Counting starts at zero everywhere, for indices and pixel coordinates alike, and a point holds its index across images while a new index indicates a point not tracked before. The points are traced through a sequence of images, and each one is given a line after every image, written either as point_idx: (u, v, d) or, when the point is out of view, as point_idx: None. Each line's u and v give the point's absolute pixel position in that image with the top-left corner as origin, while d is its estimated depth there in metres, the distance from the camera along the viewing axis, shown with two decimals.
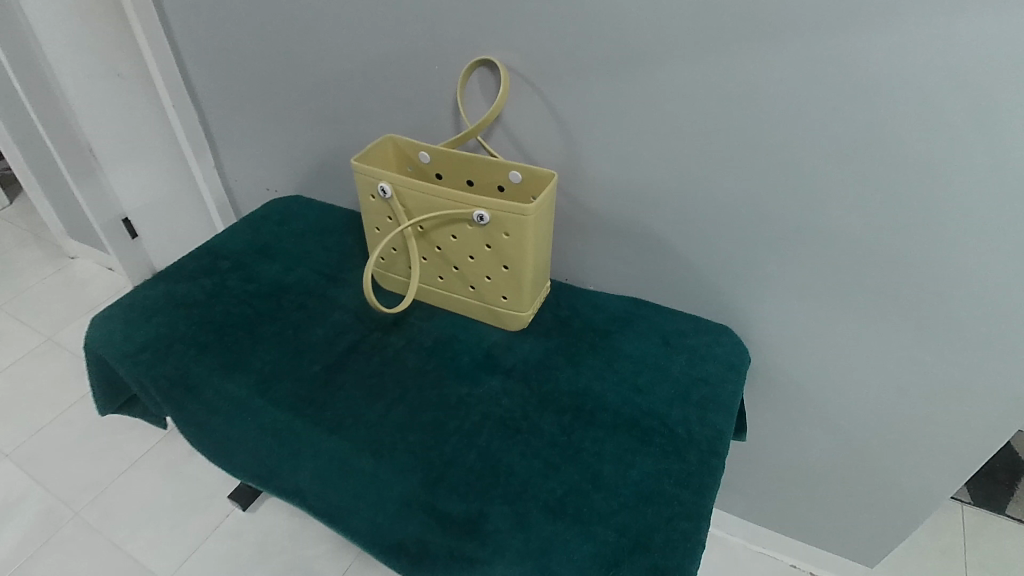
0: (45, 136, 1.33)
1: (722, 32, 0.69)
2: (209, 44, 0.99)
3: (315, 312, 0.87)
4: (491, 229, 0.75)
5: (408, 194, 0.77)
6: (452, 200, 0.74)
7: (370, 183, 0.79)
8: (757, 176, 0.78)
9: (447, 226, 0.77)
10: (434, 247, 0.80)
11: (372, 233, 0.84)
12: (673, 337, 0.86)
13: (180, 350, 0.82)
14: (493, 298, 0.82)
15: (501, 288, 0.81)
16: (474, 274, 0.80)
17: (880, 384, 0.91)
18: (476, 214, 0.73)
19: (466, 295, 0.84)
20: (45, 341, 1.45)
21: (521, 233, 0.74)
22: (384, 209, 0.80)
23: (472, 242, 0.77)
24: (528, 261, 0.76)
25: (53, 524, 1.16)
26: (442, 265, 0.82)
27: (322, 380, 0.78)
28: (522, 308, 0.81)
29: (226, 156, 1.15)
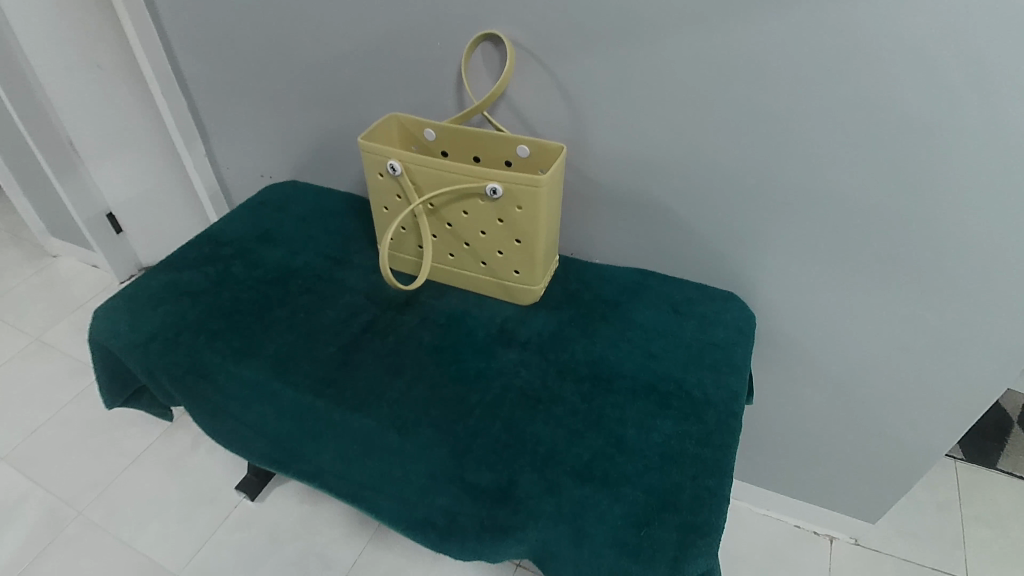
0: (23, 130, 1.29)
1: None
2: (198, 28, 0.97)
3: (325, 295, 0.86)
4: (504, 202, 0.75)
5: (419, 171, 0.77)
6: (465, 175, 0.74)
7: (378, 162, 0.78)
8: (762, 143, 0.79)
9: (459, 202, 0.77)
10: (445, 224, 0.80)
11: (380, 213, 0.83)
12: (682, 305, 0.88)
13: (190, 337, 0.81)
14: (505, 273, 0.82)
15: (514, 262, 0.81)
16: (486, 249, 0.81)
17: (882, 344, 0.94)
18: (489, 188, 0.73)
19: (477, 271, 0.84)
20: (33, 342, 1.42)
21: (535, 206, 0.74)
22: (393, 187, 0.79)
23: (484, 217, 0.77)
24: (541, 234, 0.77)
25: (57, 525, 1.14)
26: (453, 242, 0.82)
27: (339, 361, 0.78)
28: (534, 282, 0.82)
29: (218, 144, 1.13)
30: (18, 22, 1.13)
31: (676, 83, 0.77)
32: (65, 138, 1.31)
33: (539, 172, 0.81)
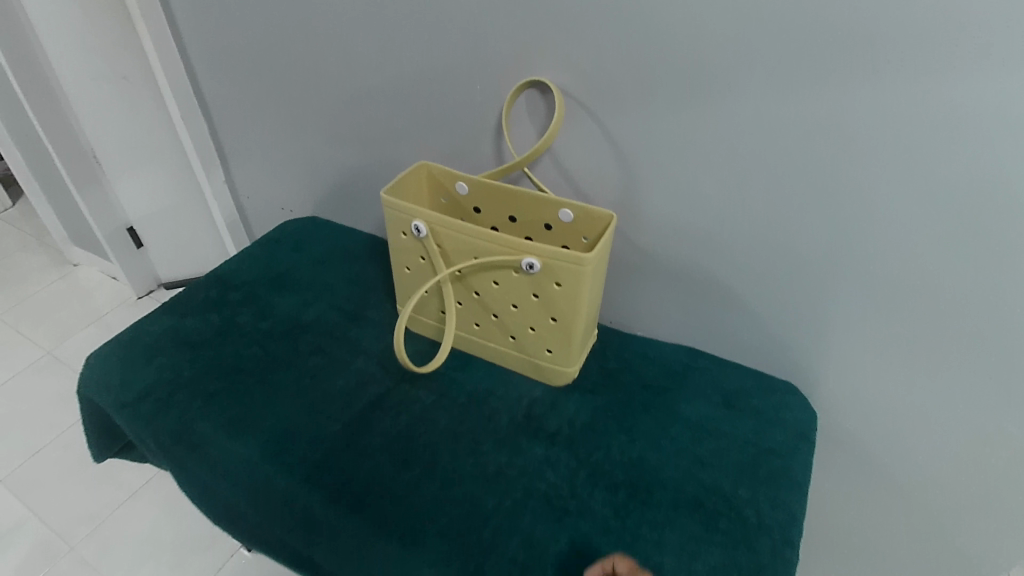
0: (46, 141, 1.24)
1: (815, 63, 0.59)
2: (222, 49, 0.90)
3: (334, 358, 0.77)
4: (541, 278, 0.65)
5: (446, 235, 0.68)
6: (497, 244, 0.65)
7: (402, 220, 0.69)
8: (841, 227, 0.67)
9: (490, 272, 0.68)
10: (472, 293, 0.71)
11: (402, 273, 0.75)
12: (735, 397, 0.77)
13: (183, 399, 0.73)
14: (537, 350, 0.73)
15: (547, 341, 0.71)
16: (517, 324, 0.71)
17: (969, 480, 0.76)
18: (524, 261, 0.64)
19: (505, 344, 0.74)
20: (45, 355, 1.37)
21: (576, 284, 0.64)
22: (417, 249, 0.71)
23: (516, 290, 0.68)
24: (580, 314, 0.67)
25: (47, 560, 1.08)
26: (480, 312, 0.73)
27: (341, 442, 0.69)
28: (568, 363, 0.72)
29: (239, 171, 1.06)
30: (44, 32, 1.08)
31: (749, 150, 0.66)
32: (89, 150, 1.26)
33: (584, 240, 0.71)
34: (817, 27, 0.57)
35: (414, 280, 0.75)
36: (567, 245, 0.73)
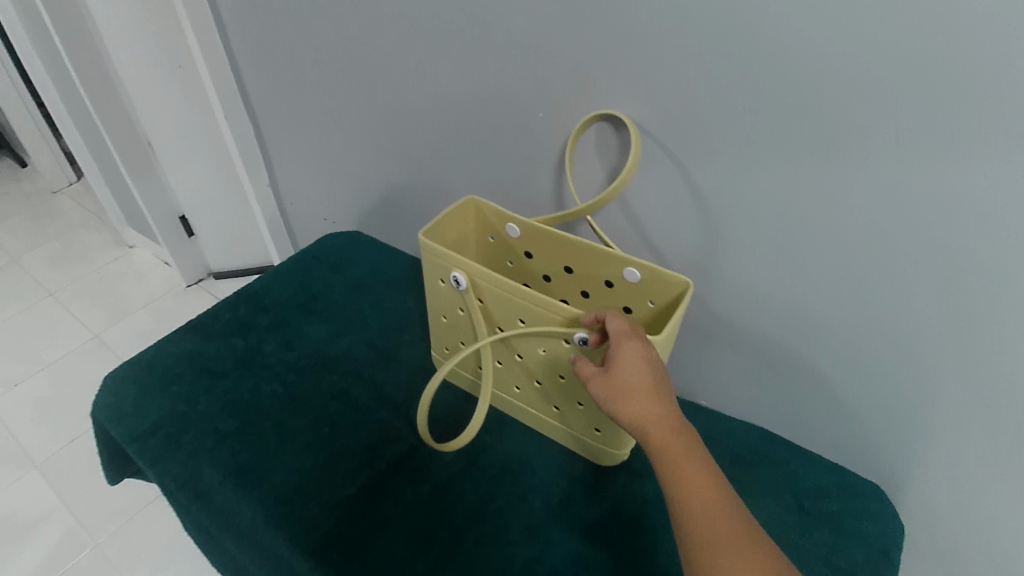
0: (101, 126, 1.22)
1: (949, 128, 0.46)
2: (268, 49, 0.83)
3: (357, 404, 0.70)
4: (594, 353, 0.56)
5: (488, 290, 0.59)
6: (547, 309, 0.56)
7: (440, 268, 0.61)
8: (965, 326, 0.54)
9: (536, 337, 0.59)
10: (514, 355, 0.62)
11: (438, 320, 0.66)
12: (809, 499, 0.66)
13: (194, 438, 0.67)
14: (583, 426, 0.63)
15: (595, 418, 0.62)
16: (562, 395, 0.62)
17: None
18: (576, 335, 0.54)
19: (548, 412, 0.65)
20: (92, 339, 1.37)
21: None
22: (456, 299, 0.62)
23: (565, 361, 0.59)
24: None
25: (71, 553, 1.06)
26: (523, 376, 0.64)
27: (355, 510, 0.61)
28: (619, 446, 0.62)
29: (284, 176, 1.00)
30: (100, 18, 1.05)
31: (857, 223, 0.54)
32: (144, 137, 1.23)
33: (649, 303, 0.61)
34: (975, 86, 0.44)
35: (451, 330, 0.66)
36: (629, 305, 0.63)
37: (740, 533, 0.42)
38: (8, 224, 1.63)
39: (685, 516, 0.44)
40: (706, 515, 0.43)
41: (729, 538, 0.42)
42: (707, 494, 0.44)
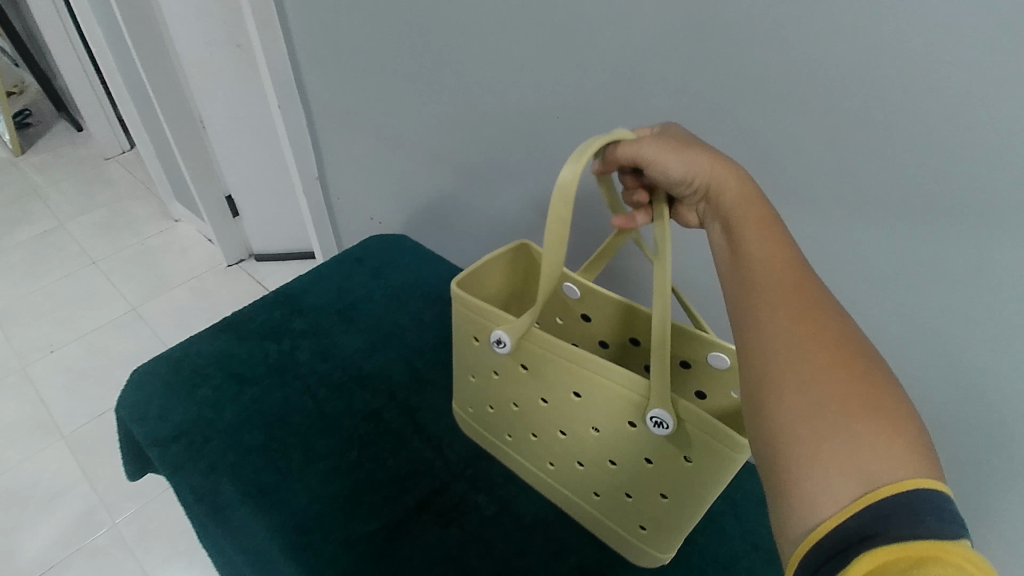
0: (154, 101, 1.20)
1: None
2: (328, 41, 0.79)
3: (388, 430, 0.66)
4: (665, 442, 0.44)
5: (538, 354, 0.47)
6: (610, 381, 0.44)
7: (480, 325, 0.50)
8: None
9: (591, 416, 0.47)
10: (557, 431, 0.51)
11: (467, 378, 0.57)
12: None
13: (216, 450, 0.64)
14: (626, 522, 0.52)
15: (643, 518, 0.51)
16: (608, 484, 0.51)
17: None
18: (650, 415, 0.42)
19: (585, 498, 0.54)
20: (129, 312, 1.36)
21: (712, 466, 0.43)
22: (496, 360, 0.51)
23: (620, 448, 0.47)
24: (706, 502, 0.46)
25: (88, 530, 1.05)
26: (561, 453, 0.53)
27: (375, 551, 0.57)
28: (667, 550, 0.51)
29: (333, 170, 0.96)
30: None
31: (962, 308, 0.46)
32: (197, 115, 1.21)
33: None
34: None
35: (480, 391, 0.57)
36: (704, 391, 0.50)
37: (822, 332, 0.31)
38: (60, 187, 1.65)
39: (749, 310, 0.34)
40: (777, 311, 0.33)
41: (803, 336, 0.31)
42: (782, 290, 0.34)
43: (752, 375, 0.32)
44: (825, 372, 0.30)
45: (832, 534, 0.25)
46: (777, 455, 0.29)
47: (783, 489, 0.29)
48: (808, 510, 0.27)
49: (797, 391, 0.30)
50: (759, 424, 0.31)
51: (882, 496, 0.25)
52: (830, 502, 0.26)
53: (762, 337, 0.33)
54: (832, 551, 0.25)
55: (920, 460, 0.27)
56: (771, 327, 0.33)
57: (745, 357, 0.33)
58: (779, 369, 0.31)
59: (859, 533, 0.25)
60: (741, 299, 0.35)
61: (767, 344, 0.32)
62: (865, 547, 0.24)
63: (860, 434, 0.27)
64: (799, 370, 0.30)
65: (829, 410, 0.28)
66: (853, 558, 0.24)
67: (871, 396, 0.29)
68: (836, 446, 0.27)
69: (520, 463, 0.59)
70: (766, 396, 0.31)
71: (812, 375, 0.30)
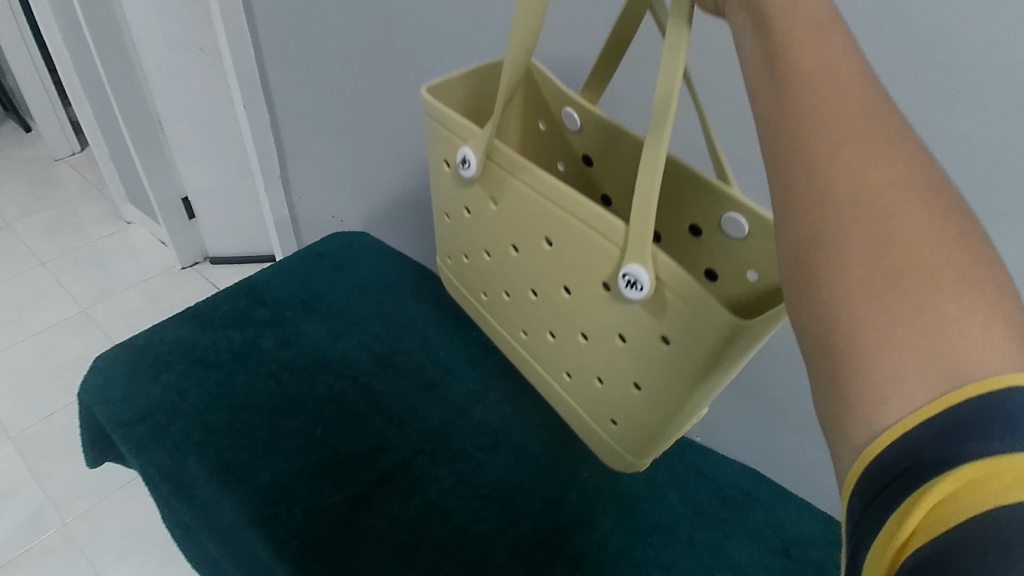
0: (112, 101, 1.21)
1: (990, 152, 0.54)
2: (296, 44, 0.82)
3: (352, 411, 0.69)
4: (643, 314, 0.45)
5: (501, 180, 0.49)
6: (589, 234, 0.44)
7: (449, 144, 0.52)
8: None
9: (563, 272, 0.49)
10: (531, 290, 0.54)
11: (446, 222, 0.59)
12: (795, 546, 0.65)
13: (180, 430, 0.66)
14: (598, 413, 0.55)
15: (612, 409, 0.53)
16: (581, 364, 0.53)
17: None
18: (624, 273, 0.42)
19: (559, 379, 0.57)
20: (79, 313, 1.35)
21: (690, 353, 0.44)
22: (465, 192, 0.53)
23: (596, 319, 0.48)
24: (685, 402, 0.47)
25: (36, 530, 1.04)
26: (536, 320, 0.55)
27: (340, 521, 0.60)
28: (631, 447, 0.54)
29: (296, 170, 0.99)
30: None
31: None
32: (155, 115, 1.22)
33: (749, 280, 0.48)
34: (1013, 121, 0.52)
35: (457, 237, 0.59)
36: (715, 270, 0.50)
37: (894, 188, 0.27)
38: (5, 189, 1.61)
39: (801, 164, 0.29)
40: (838, 164, 0.28)
41: (867, 200, 0.27)
42: (845, 134, 0.29)
43: (796, 241, 0.29)
44: (896, 247, 0.26)
45: (898, 449, 0.24)
46: (831, 349, 0.27)
47: (838, 388, 0.26)
48: (868, 416, 0.25)
49: (858, 275, 0.26)
50: (813, 297, 0.28)
51: (963, 398, 0.23)
52: (899, 408, 0.24)
53: (817, 198, 0.28)
54: (901, 470, 0.23)
55: (1015, 347, 0.23)
56: (830, 186, 0.28)
57: (790, 223, 0.29)
58: (835, 247, 0.27)
59: (937, 449, 0.22)
60: (788, 150, 0.30)
61: (822, 210, 0.28)
62: (945, 468, 0.22)
63: (935, 324, 0.24)
64: (862, 247, 0.26)
65: (899, 297, 0.25)
66: (934, 477, 0.22)
67: (950, 267, 0.25)
68: (905, 342, 0.25)
69: (505, 342, 0.62)
70: (817, 278, 0.28)
71: (881, 253, 0.26)
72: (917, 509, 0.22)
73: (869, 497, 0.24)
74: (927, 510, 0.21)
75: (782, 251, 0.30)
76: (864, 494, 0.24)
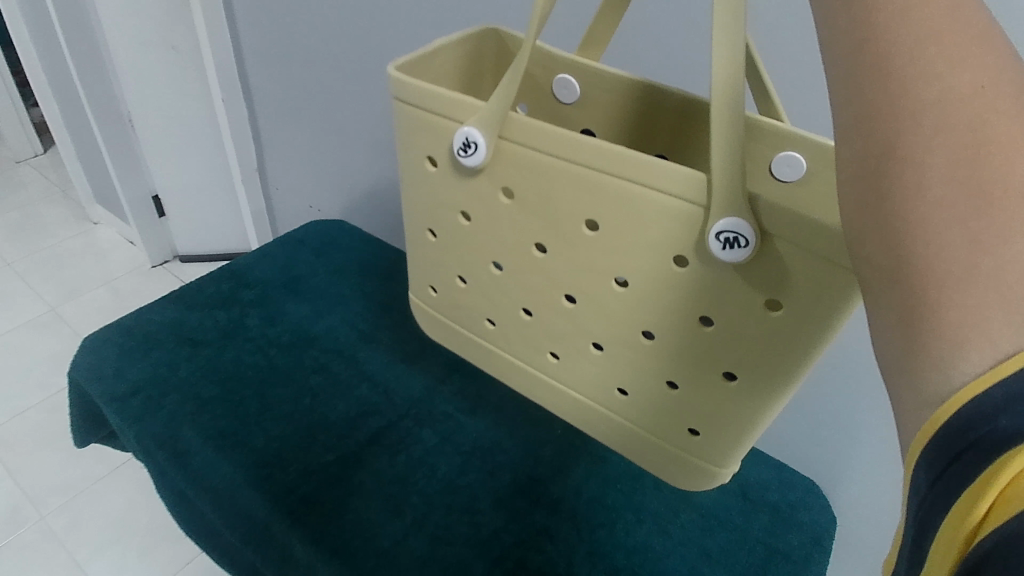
0: (83, 99, 1.22)
1: None
2: (274, 38, 0.87)
3: (340, 380, 0.74)
4: (728, 281, 0.41)
5: (516, 158, 0.44)
6: (652, 198, 0.40)
7: (433, 132, 0.47)
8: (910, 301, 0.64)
9: (614, 263, 0.44)
10: (565, 297, 0.49)
11: (433, 241, 0.54)
12: (753, 489, 0.71)
13: (174, 402, 0.69)
14: (674, 428, 0.50)
15: (694, 415, 0.49)
16: (643, 372, 0.49)
17: None
18: (718, 233, 0.37)
19: (612, 401, 0.52)
20: (48, 312, 1.34)
21: (806, 315, 0.40)
22: (466, 187, 0.48)
23: (664, 309, 0.44)
24: (789, 376, 0.44)
25: (13, 525, 1.04)
26: (575, 334, 0.50)
27: (332, 477, 0.64)
28: (727, 449, 0.49)
29: (274, 162, 1.03)
30: None
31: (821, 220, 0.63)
32: (126, 113, 1.24)
33: None
34: None
35: (449, 257, 0.54)
36: None
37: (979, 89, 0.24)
38: None
39: (874, 72, 0.26)
40: (922, 66, 0.25)
41: (953, 116, 0.24)
42: (936, 28, 0.25)
43: (864, 163, 0.26)
44: (987, 168, 0.23)
45: (965, 416, 0.22)
46: (904, 290, 0.25)
47: (914, 335, 0.25)
48: (940, 362, 0.24)
49: (939, 201, 0.23)
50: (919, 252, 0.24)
51: None
52: (977, 352, 0.22)
53: (893, 109, 0.25)
54: (964, 443, 0.22)
55: None
56: (906, 113, 0.25)
57: (858, 145, 0.26)
58: (912, 168, 0.24)
59: (1002, 421, 0.21)
60: (864, 52, 0.26)
61: (900, 126, 0.25)
62: (1007, 447, 0.20)
63: (1022, 257, 0.22)
64: (943, 166, 0.24)
65: (983, 231, 0.23)
66: (1000, 455, 0.20)
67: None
68: (986, 274, 0.23)
69: (521, 372, 0.57)
70: (888, 208, 0.25)
71: (985, 183, 0.23)
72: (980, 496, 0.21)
73: (933, 477, 0.23)
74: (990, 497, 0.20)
75: (845, 178, 0.27)
76: (930, 470, 0.24)
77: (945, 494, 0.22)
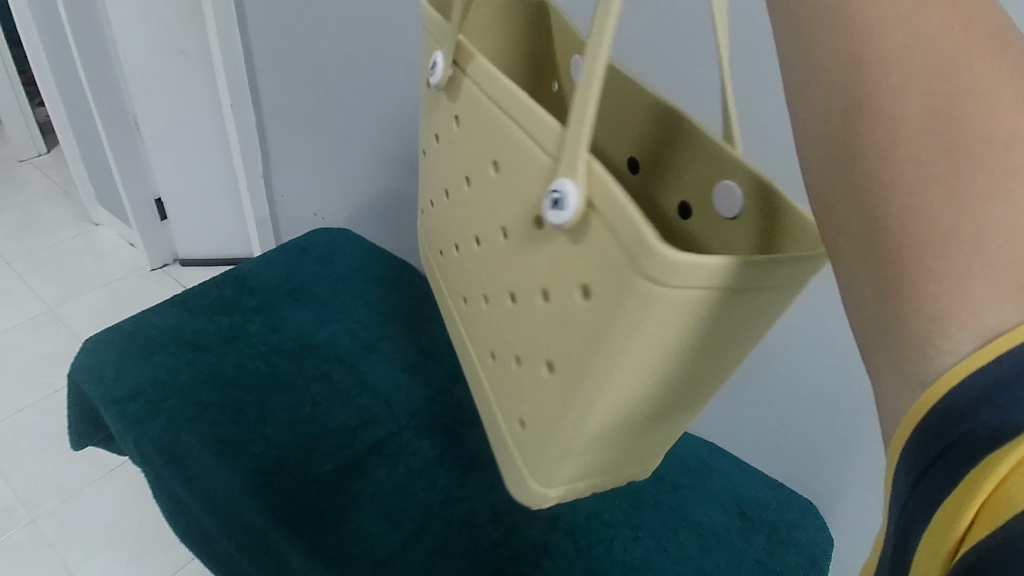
0: (90, 100, 1.23)
1: None
2: (286, 47, 0.87)
3: (340, 389, 0.74)
4: (563, 241, 0.32)
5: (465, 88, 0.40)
6: (525, 145, 0.34)
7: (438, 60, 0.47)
8: None
9: (499, 208, 0.37)
10: (470, 239, 0.41)
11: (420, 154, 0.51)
12: (750, 509, 0.71)
13: (173, 407, 0.69)
14: (510, 416, 0.41)
15: (521, 406, 0.39)
16: (497, 337, 0.40)
17: None
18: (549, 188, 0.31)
19: (479, 362, 0.44)
20: (46, 312, 1.34)
21: (612, 305, 0.31)
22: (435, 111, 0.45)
23: (520, 265, 0.36)
24: (601, 387, 0.33)
25: (5, 526, 1.03)
26: (468, 282, 0.43)
27: (330, 487, 0.64)
28: (540, 465, 0.38)
29: (279, 168, 1.03)
30: None
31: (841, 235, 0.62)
32: (132, 115, 1.24)
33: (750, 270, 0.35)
34: None
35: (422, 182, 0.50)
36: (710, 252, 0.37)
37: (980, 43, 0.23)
38: None
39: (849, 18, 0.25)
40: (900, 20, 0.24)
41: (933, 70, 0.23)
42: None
43: (831, 119, 0.25)
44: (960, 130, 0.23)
45: (944, 412, 0.22)
46: (876, 261, 0.24)
47: (890, 310, 0.24)
48: (921, 338, 0.23)
49: (910, 162, 0.23)
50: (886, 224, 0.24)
51: None
52: (963, 335, 0.22)
53: (858, 61, 0.25)
54: (945, 443, 0.22)
55: None
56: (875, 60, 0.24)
57: (826, 96, 0.26)
58: (886, 123, 0.24)
59: (984, 417, 0.21)
60: (826, 8, 0.26)
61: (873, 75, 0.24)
62: (995, 446, 0.20)
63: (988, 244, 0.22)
64: (917, 114, 0.23)
65: (948, 200, 0.22)
66: (990, 452, 0.21)
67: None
68: (965, 243, 0.22)
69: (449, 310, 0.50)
70: (857, 163, 0.24)
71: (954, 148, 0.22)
72: (967, 500, 0.21)
73: (915, 478, 0.23)
74: (977, 503, 0.21)
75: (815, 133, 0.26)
76: (911, 470, 0.24)
77: (930, 499, 0.23)
